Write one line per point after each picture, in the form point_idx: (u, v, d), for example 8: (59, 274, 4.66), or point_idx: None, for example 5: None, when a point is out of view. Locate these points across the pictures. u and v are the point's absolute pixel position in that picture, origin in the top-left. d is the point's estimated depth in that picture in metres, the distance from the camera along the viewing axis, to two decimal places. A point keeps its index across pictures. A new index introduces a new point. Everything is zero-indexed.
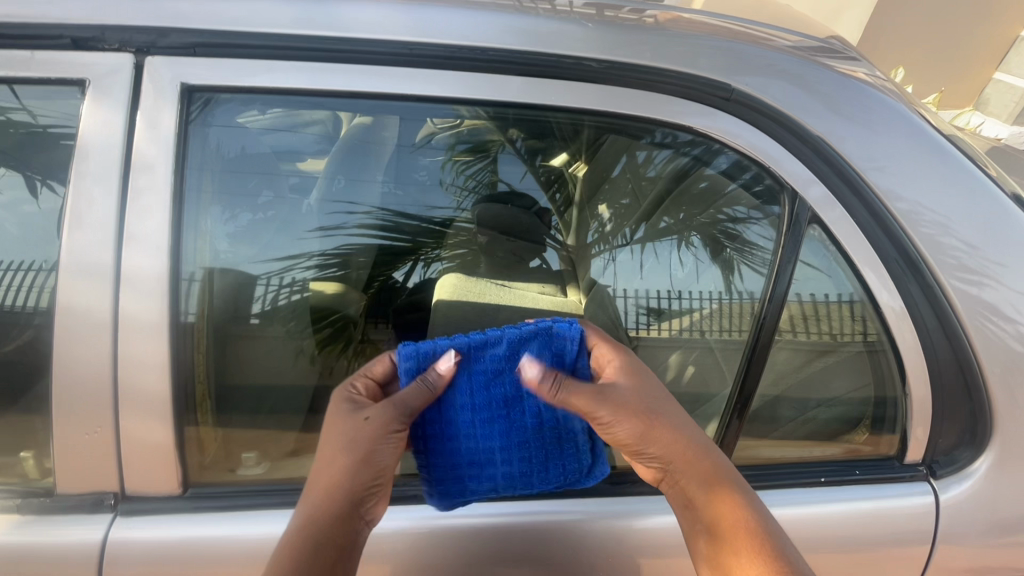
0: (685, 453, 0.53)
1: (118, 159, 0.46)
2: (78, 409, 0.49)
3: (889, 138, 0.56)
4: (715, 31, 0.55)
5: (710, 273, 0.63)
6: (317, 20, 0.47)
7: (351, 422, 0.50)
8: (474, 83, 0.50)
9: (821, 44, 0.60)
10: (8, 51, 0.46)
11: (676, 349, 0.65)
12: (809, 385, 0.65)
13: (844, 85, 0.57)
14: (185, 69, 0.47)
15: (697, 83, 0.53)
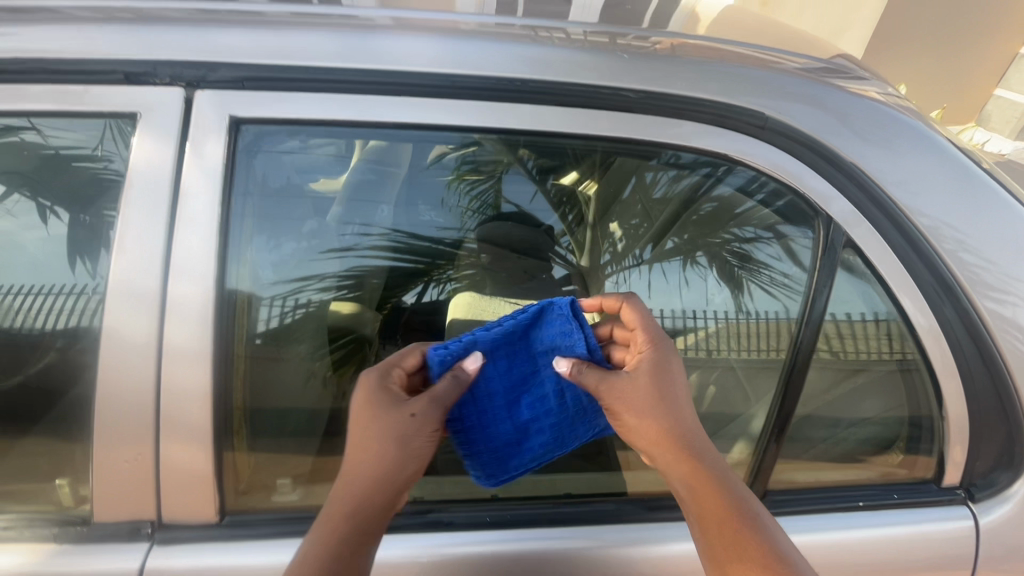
0: (666, 440, 0.52)
1: (170, 192, 0.48)
2: (119, 435, 0.49)
3: (921, 159, 0.58)
4: (744, 59, 0.57)
5: (720, 293, 0.64)
6: (361, 55, 0.49)
7: (395, 415, 0.50)
8: (512, 113, 0.51)
9: (829, 66, 0.61)
10: (62, 86, 0.48)
11: (697, 368, 0.64)
12: (839, 408, 0.64)
13: (867, 106, 0.58)
14: (232, 102, 0.48)
15: (724, 109, 0.54)
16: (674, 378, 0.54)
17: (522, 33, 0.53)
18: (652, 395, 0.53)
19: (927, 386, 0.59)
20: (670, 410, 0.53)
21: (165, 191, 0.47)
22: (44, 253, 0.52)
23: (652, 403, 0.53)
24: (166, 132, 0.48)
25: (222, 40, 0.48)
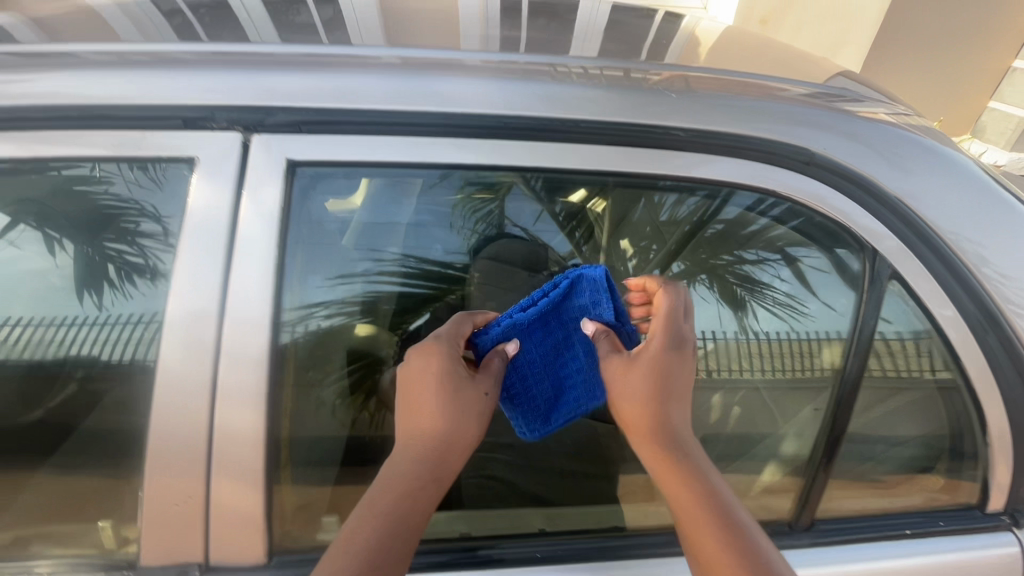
0: (637, 416, 0.52)
1: (229, 234, 0.49)
2: (168, 474, 0.49)
3: (956, 189, 0.57)
4: (793, 99, 0.58)
5: (728, 314, 0.63)
6: (422, 97, 0.50)
7: (470, 391, 0.51)
8: (566, 154, 0.53)
9: (828, 91, 0.62)
10: (120, 132, 0.49)
11: (718, 390, 0.65)
12: (861, 430, 0.64)
13: (896, 133, 0.58)
14: (290, 144, 0.50)
15: (755, 143, 0.55)
16: (694, 370, 0.54)
17: (574, 73, 0.55)
18: (664, 380, 0.53)
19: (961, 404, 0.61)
20: (681, 398, 0.53)
21: (190, 233, 0.49)
22: (59, 286, 0.55)
23: (663, 390, 0.52)
24: (221, 175, 0.49)
25: (277, 86, 0.49)
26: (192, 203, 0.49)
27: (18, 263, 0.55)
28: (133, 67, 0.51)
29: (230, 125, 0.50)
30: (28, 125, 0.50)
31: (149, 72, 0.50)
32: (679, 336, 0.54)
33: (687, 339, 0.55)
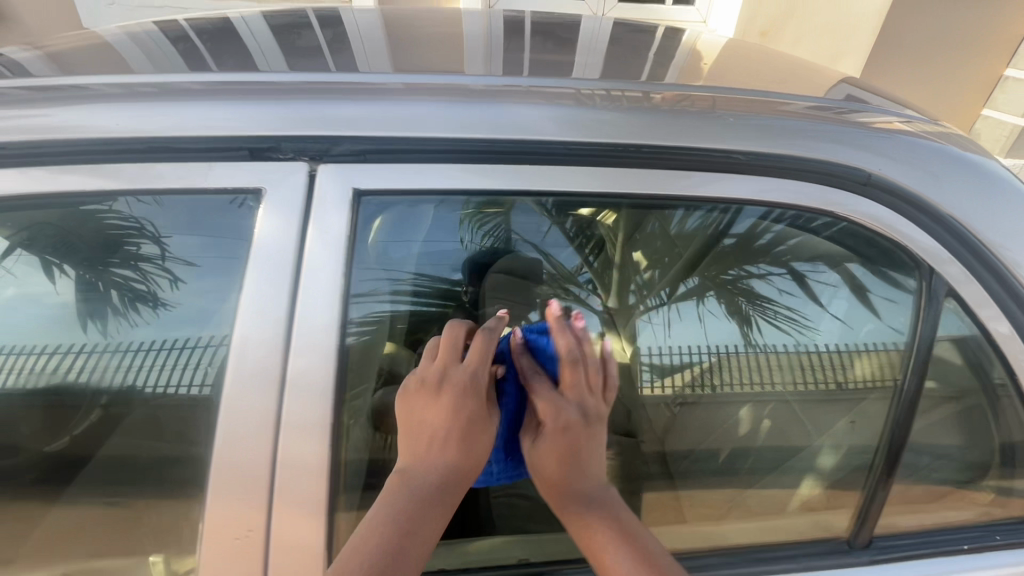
0: (551, 483, 0.79)
1: (271, 256, 0.81)
2: (245, 496, 0.77)
3: (928, 160, 0.92)
4: (738, 109, 0.93)
5: (726, 321, 1.05)
6: (471, 124, 0.85)
7: (478, 416, 0.78)
8: (558, 173, 0.86)
9: (822, 104, 0.99)
10: (231, 161, 0.84)
11: (748, 402, 1.07)
12: (827, 426, 1.05)
13: (805, 126, 0.92)
14: (358, 178, 0.83)
15: (821, 166, 0.90)
16: (582, 433, 0.79)
17: (564, 103, 0.89)
18: (565, 454, 0.79)
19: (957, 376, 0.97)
20: (583, 457, 0.80)
21: (182, 274, 0.94)
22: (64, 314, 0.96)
23: (567, 457, 0.79)
24: (286, 211, 0.82)
25: (350, 126, 0.83)
26: (262, 239, 0.82)
27: (27, 288, 0.97)
28: (278, 123, 0.84)
29: (295, 155, 0.84)
30: (216, 165, 0.85)
31: (295, 129, 0.84)
32: (559, 416, 0.79)
33: (565, 407, 0.79)
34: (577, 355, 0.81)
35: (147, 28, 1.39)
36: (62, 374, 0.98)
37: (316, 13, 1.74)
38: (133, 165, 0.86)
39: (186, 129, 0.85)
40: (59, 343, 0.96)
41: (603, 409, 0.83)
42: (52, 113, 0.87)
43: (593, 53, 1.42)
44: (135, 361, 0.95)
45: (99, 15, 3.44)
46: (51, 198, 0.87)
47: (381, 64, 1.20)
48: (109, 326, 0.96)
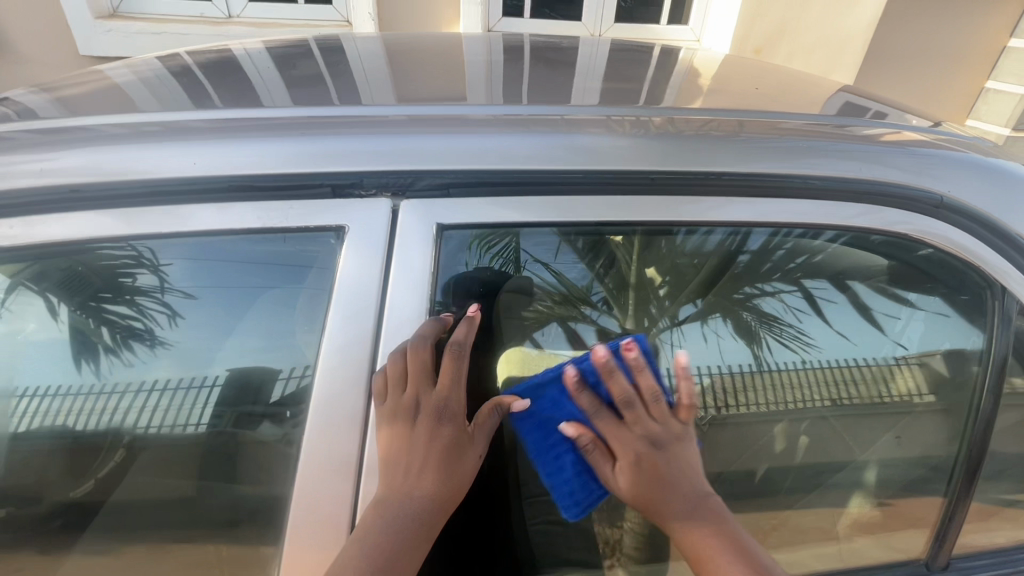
0: (645, 504, 0.83)
1: (359, 292, 0.86)
2: (320, 543, 0.81)
3: (945, 174, 0.94)
4: (766, 132, 0.95)
5: (739, 343, 1.04)
6: (511, 158, 0.87)
7: (458, 438, 0.83)
8: (599, 205, 0.88)
9: (842, 125, 1.02)
10: (286, 199, 0.86)
11: (781, 421, 1.10)
12: (850, 437, 1.11)
13: (821, 146, 0.93)
14: (440, 214, 0.86)
15: (888, 188, 0.92)
16: (657, 457, 0.84)
17: (594, 132, 0.91)
18: (647, 479, 0.83)
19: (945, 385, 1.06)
20: (665, 479, 0.84)
21: (180, 307, 0.95)
22: (64, 358, 0.97)
23: (650, 481, 0.83)
24: (375, 248, 0.86)
25: (402, 164, 0.86)
26: (345, 275, 0.86)
27: (45, 330, 0.97)
28: (302, 161, 0.86)
29: (377, 192, 0.87)
30: (247, 204, 0.86)
31: (321, 167, 0.86)
32: (631, 445, 0.85)
33: (633, 438, 0.85)
34: (631, 392, 0.86)
35: (148, 65, 1.39)
36: (50, 417, 0.98)
37: (316, 40, 1.75)
38: (152, 209, 0.86)
39: (207, 171, 0.86)
40: (52, 385, 0.96)
41: (676, 428, 0.87)
42: (66, 156, 0.87)
43: (591, 76, 1.45)
44: (133, 402, 0.96)
45: (93, 46, 3.44)
46: (75, 244, 0.87)
47: (386, 94, 1.21)
48: (104, 367, 0.97)
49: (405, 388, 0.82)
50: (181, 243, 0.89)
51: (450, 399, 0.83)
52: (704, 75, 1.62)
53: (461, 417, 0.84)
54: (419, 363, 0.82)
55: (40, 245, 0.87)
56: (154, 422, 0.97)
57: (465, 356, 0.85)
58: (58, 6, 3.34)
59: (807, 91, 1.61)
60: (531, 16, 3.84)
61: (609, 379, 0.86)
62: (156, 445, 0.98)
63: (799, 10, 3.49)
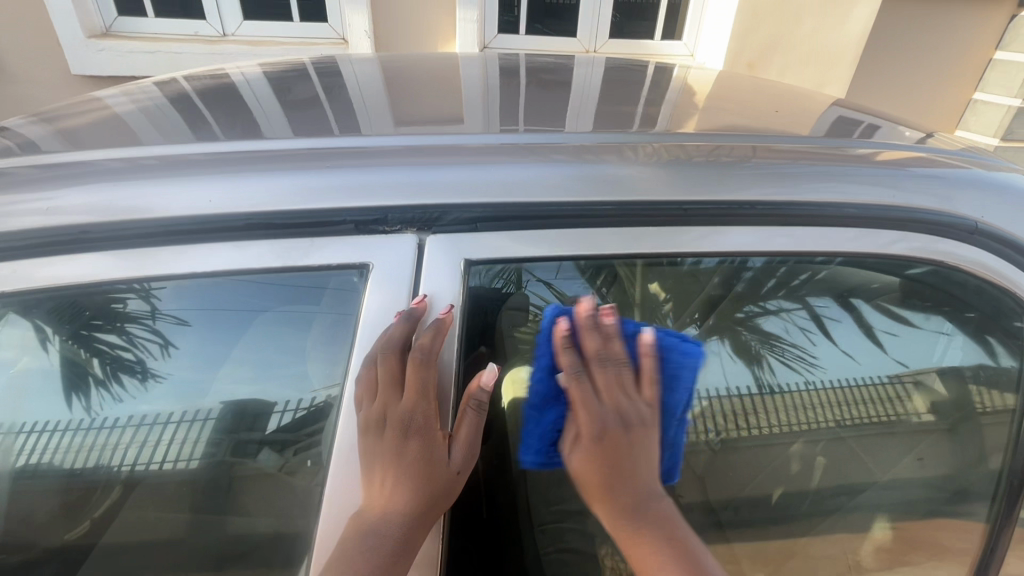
0: (589, 487, 0.81)
1: (380, 326, 0.85)
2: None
3: (955, 193, 0.95)
4: (774, 157, 0.95)
5: (741, 364, 1.03)
6: (520, 190, 0.86)
7: (430, 443, 0.78)
8: (612, 235, 0.87)
9: (845, 149, 1.03)
10: (296, 234, 0.85)
11: (798, 440, 1.07)
12: (858, 458, 1.10)
13: (830, 171, 0.94)
14: (467, 248, 0.86)
15: (915, 216, 0.93)
16: (620, 438, 0.80)
17: (601, 160, 0.91)
18: (600, 461, 0.80)
19: (942, 400, 1.08)
20: (622, 464, 0.80)
21: (170, 334, 0.92)
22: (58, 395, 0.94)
23: (604, 464, 0.80)
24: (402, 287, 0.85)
25: (410, 196, 0.85)
26: (369, 312, 0.85)
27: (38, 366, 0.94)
28: (310, 196, 0.84)
29: (402, 227, 0.86)
30: (254, 239, 0.85)
31: (329, 202, 0.84)
32: (597, 419, 0.80)
33: (600, 409, 0.80)
34: (598, 355, 0.82)
35: (144, 93, 1.38)
36: (35, 454, 0.94)
37: (313, 62, 1.75)
38: (157, 249, 0.85)
39: (213, 209, 0.84)
40: (38, 420, 0.93)
41: (644, 410, 0.82)
42: (66, 196, 0.85)
43: (589, 97, 1.44)
44: (123, 436, 0.94)
45: (86, 66, 3.42)
46: (74, 286, 0.85)
47: (384, 118, 1.20)
48: (94, 402, 0.94)
49: (376, 397, 0.81)
50: (182, 282, 0.87)
51: (416, 410, 0.78)
52: (698, 93, 1.63)
53: (431, 430, 0.79)
54: (389, 373, 0.80)
55: (39, 290, 0.85)
56: (142, 458, 0.94)
57: (432, 366, 0.81)
58: (50, 26, 3.32)
59: (799, 106, 1.62)
60: (525, 32, 3.87)
61: (589, 334, 0.83)
62: (155, 484, 0.95)
63: (789, 25, 3.54)
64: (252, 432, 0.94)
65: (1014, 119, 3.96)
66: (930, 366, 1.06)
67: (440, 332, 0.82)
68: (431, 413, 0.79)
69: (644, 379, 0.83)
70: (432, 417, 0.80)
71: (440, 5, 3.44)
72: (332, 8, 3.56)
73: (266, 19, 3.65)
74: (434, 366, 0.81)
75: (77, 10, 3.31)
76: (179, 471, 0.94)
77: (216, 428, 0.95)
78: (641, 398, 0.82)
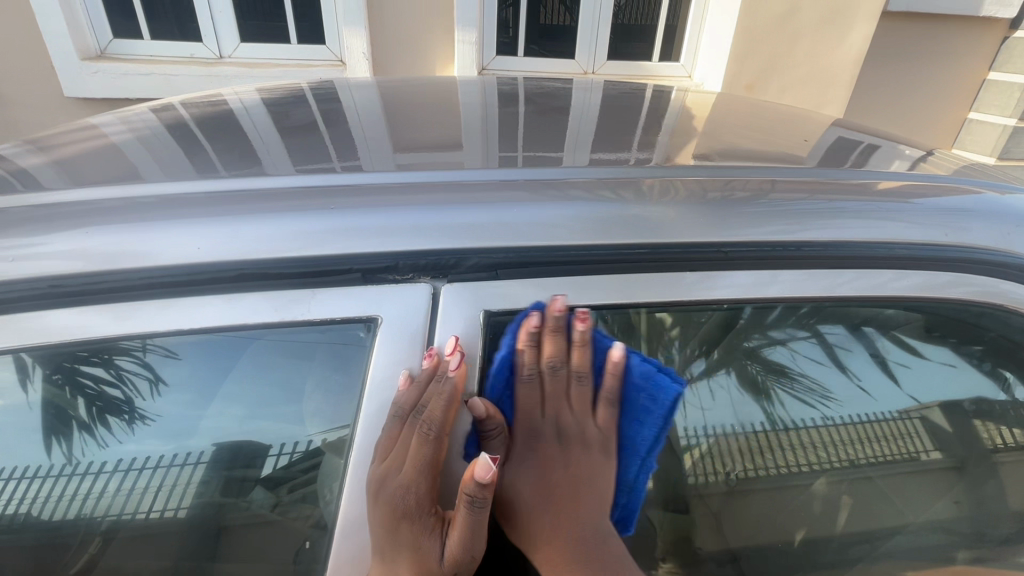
0: (525, 494, 0.80)
1: (390, 381, 0.81)
2: None
3: (970, 228, 0.93)
4: (789, 195, 0.93)
5: (751, 399, 0.96)
6: (530, 231, 0.83)
7: (424, 527, 0.74)
8: (627, 278, 0.84)
9: (859, 182, 1.01)
10: (297, 280, 0.81)
11: (822, 478, 1.02)
12: (876, 497, 1.05)
13: (849, 207, 0.92)
14: (484, 299, 0.82)
15: (949, 256, 0.92)
16: (554, 453, 0.81)
17: (610, 197, 0.88)
18: (524, 469, 0.81)
19: (949, 436, 1.05)
20: (558, 483, 0.81)
21: (162, 374, 0.85)
22: (37, 441, 0.88)
23: (539, 480, 0.81)
24: (415, 350, 0.81)
25: (416, 238, 0.81)
26: (382, 366, 0.81)
27: (15, 411, 0.87)
28: (316, 239, 0.81)
29: (416, 276, 0.82)
30: (252, 285, 0.80)
31: (336, 245, 0.80)
32: (534, 429, 0.81)
33: (539, 422, 0.81)
34: (558, 363, 0.81)
35: (135, 121, 1.34)
36: (11, 505, 0.88)
37: (310, 87, 1.72)
38: (151, 302, 0.80)
39: (213, 258, 0.80)
40: (17, 466, 0.87)
41: (589, 429, 0.82)
42: (53, 241, 0.81)
43: (590, 122, 1.42)
44: (107, 484, 0.88)
45: (81, 88, 3.39)
46: (58, 337, 0.79)
47: (383, 144, 1.16)
48: (76, 447, 0.88)
49: (387, 458, 0.78)
50: (179, 338, 0.81)
51: (409, 491, 0.74)
52: (699, 116, 1.61)
53: (424, 514, 0.74)
54: (403, 437, 0.77)
55: (26, 348, 0.80)
56: (127, 506, 0.88)
57: (435, 441, 0.76)
58: (45, 48, 3.29)
59: (803, 127, 1.59)
60: (523, 53, 3.88)
61: (550, 338, 0.80)
62: (140, 537, 0.88)
63: (786, 46, 3.57)
64: (249, 470, 0.88)
65: (1010, 138, 3.96)
66: (936, 401, 1.03)
67: (452, 399, 0.77)
68: (427, 494, 0.75)
69: (602, 399, 0.82)
70: (428, 500, 0.75)
71: (438, 28, 3.45)
72: (329, 30, 3.57)
73: (264, 41, 3.66)
74: (440, 441, 0.76)
75: (72, 31, 3.29)
76: (168, 519, 0.88)
77: (209, 473, 0.88)
78: (589, 417, 0.82)
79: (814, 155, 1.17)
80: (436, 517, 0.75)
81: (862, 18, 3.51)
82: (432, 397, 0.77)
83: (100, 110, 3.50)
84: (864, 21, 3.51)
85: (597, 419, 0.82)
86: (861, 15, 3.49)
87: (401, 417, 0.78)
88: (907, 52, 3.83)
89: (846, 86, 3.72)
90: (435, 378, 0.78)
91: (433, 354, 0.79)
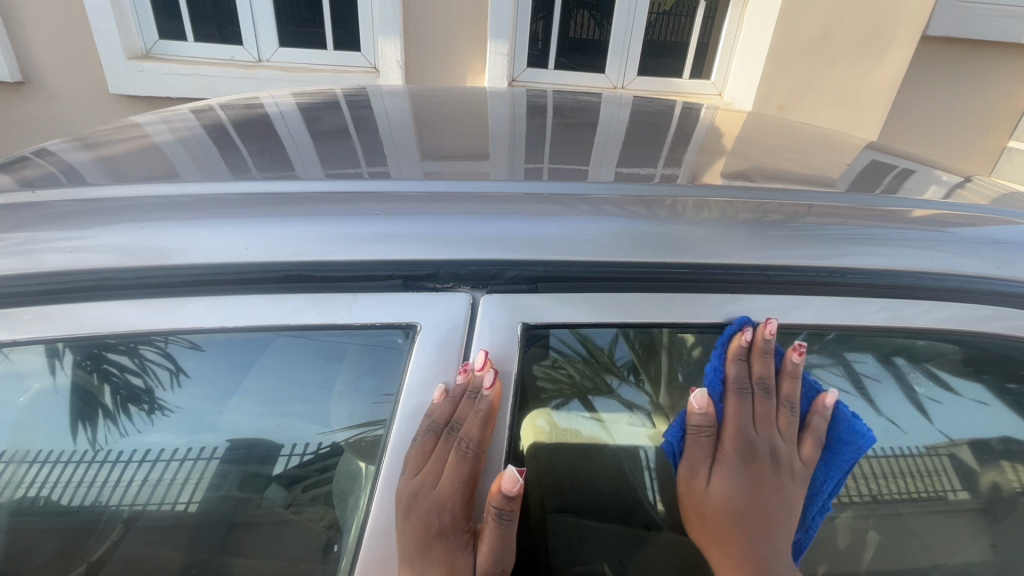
0: (726, 508, 0.81)
1: (426, 388, 0.81)
2: None
3: (1015, 261, 0.90)
4: (826, 220, 0.92)
5: None
6: (564, 246, 0.83)
7: (456, 544, 0.74)
8: (658, 297, 0.83)
9: (898, 209, 0.99)
10: (330, 283, 0.82)
11: (845, 511, 0.98)
12: (901, 533, 1.01)
13: (887, 235, 0.90)
14: (518, 311, 0.82)
15: (990, 290, 0.89)
16: (767, 475, 0.81)
17: (645, 214, 0.88)
18: (739, 478, 0.81)
19: (979, 476, 1.01)
20: (760, 503, 0.81)
21: (187, 367, 0.87)
22: (64, 427, 0.90)
23: (745, 496, 0.81)
24: (451, 358, 0.81)
25: (447, 247, 0.82)
26: (415, 373, 0.81)
27: (48, 394, 0.89)
28: (351, 243, 0.82)
29: (454, 285, 0.82)
30: (285, 285, 0.82)
31: (365, 250, 0.81)
32: (747, 447, 0.82)
33: (753, 438, 0.82)
34: (772, 384, 0.83)
35: (177, 122, 1.38)
36: (34, 488, 0.90)
37: (345, 94, 1.75)
38: (185, 300, 0.81)
39: (248, 258, 0.81)
40: (41, 451, 0.89)
41: (802, 459, 0.83)
42: (97, 235, 0.84)
43: (618, 137, 1.42)
44: (125, 471, 0.89)
45: (126, 86, 3.52)
46: (95, 327, 0.81)
47: (413, 152, 1.18)
48: (100, 435, 0.90)
49: (420, 470, 0.77)
50: (216, 335, 0.83)
51: (445, 507, 0.74)
52: (730, 134, 1.60)
53: (457, 532, 0.74)
54: (440, 452, 0.77)
55: (65, 337, 0.83)
56: (143, 496, 0.89)
57: (474, 458, 0.76)
58: (94, 47, 3.43)
59: (835, 148, 1.57)
60: (552, 67, 3.91)
61: (760, 359, 0.82)
62: (157, 528, 0.90)
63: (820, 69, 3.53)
64: (262, 466, 0.89)
65: None
66: (964, 437, 0.99)
67: (488, 419, 0.77)
68: (461, 512, 0.75)
69: (808, 435, 0.84)
70: (462, 517, 0.75)
71: (469, 39, 3.50)
72: (364, 38, 3.67)
73: (300, 47, 3.76)
74: (477, 460, 0.77)
75: (122, 33, 3.42)
76: (182, 512, 0.90)
77: (225, 467, 0.90)
78: (797, 450, 0.83)
79: (847, 179, 1.15)
80: (469, 534, 0.75)
81: (901, 41, 3.46)
82: (467, 412, 0.78)
83: (141, 108, 3.62)
84: (901, 45, 3.47)
85: (805, 452, 0.83)
86: (899, 41, 3.46)
87: (435, 431, 0.78)
88: (943, 77, 3.77)
89: (881, 110, 3.65)
90: (469, 395, 0.78)
91: (467, 368, 0.79)
